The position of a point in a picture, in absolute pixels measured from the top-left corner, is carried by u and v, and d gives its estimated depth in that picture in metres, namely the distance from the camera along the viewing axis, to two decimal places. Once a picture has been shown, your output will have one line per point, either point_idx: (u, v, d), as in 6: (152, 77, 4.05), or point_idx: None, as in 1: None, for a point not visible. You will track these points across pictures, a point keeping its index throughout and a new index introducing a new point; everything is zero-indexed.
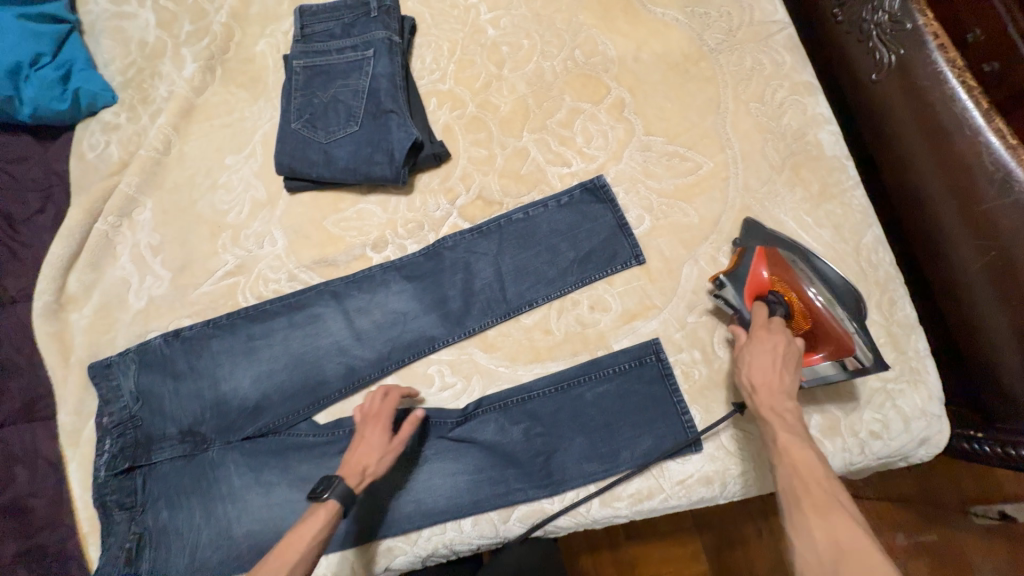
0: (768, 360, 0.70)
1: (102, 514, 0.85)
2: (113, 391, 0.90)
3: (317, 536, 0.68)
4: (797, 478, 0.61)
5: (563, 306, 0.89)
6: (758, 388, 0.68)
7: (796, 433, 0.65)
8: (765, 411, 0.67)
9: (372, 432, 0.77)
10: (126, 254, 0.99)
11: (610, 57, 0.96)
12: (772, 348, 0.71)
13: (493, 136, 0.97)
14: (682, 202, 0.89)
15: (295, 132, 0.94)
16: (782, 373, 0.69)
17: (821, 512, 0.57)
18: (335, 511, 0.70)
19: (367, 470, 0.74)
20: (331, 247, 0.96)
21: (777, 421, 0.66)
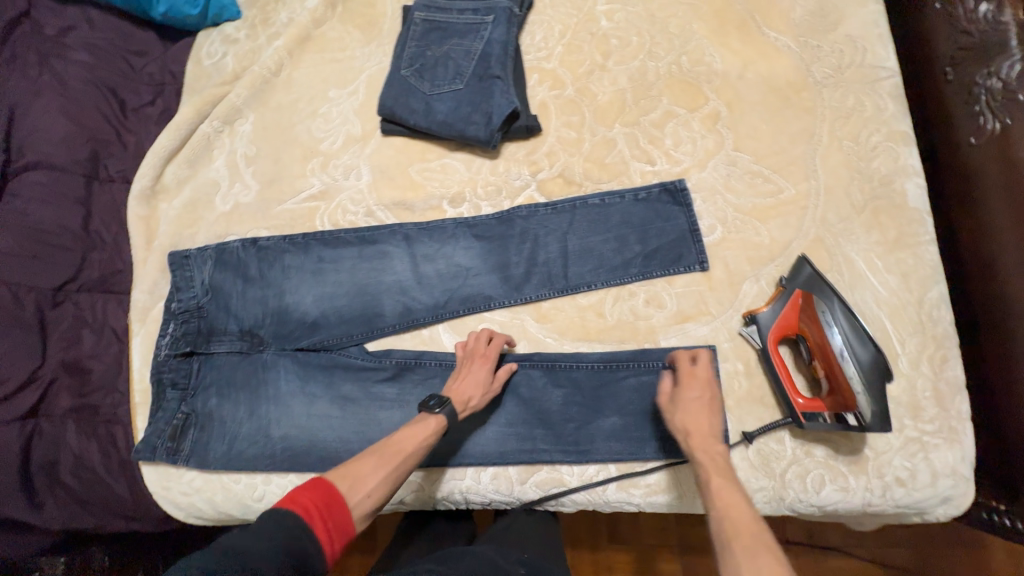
0: (700, 407, 0.73)
1: (157, 388, 0.92)
2: (188, 279, 0.96)
3: (427, 440, 0.74)
4: (727, 520, 0.60)
5: (620, 294, 0.92)
6: (691, 432, 0.71)
7: (726, 474, 0.66)
8: (696, 452, 0.69)
9: (477, 368, 0.84)
10: (222, 159, 1.05)
11: (715, 70, 0.99)
12: (699, 394, 0.74)
13: (585, 122, 1.00)
14: (756, 222, 0.91)
15: (403, 79, 0.99)
16: (709, 414, 0.73)
17: (751, 555, 0.55)
18: (443, 425, 0.76)
19: (472, 402, 0.81)
20: (411, 192, 1.00)
21: (710, 463, 0.67)
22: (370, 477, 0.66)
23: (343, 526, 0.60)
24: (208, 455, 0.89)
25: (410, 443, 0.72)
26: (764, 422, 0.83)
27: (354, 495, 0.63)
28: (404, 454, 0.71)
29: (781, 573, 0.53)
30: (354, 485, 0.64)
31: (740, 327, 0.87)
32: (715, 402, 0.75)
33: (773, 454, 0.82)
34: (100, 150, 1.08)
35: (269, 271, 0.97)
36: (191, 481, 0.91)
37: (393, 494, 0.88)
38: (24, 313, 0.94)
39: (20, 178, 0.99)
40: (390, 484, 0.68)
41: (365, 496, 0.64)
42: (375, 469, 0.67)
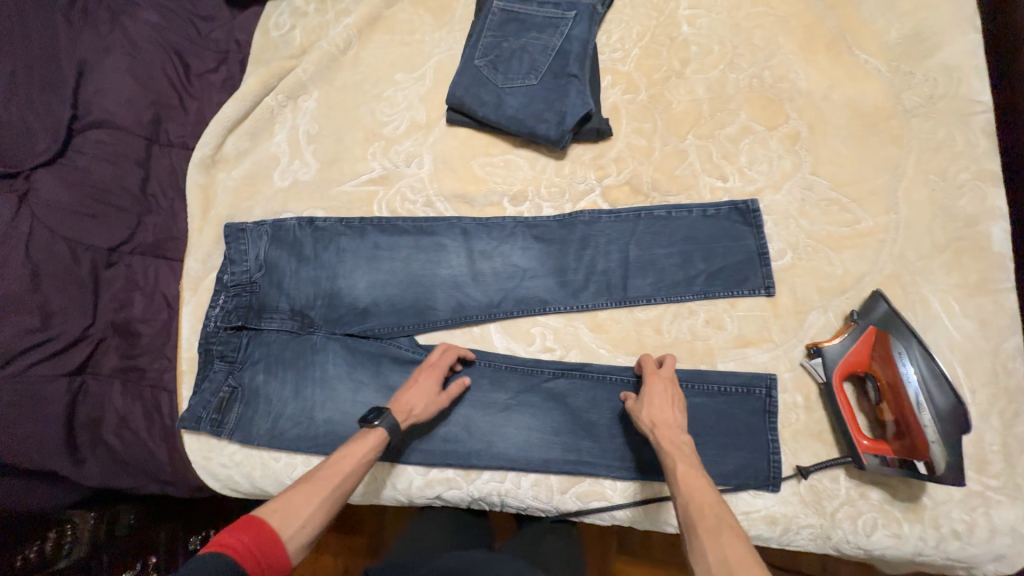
0: (665, 399, 0.74)
1: (205, 359, 0.92)
2: (241, 252, 0.95)
3: (367, 457, 0.71)
4: (693, 505, 0.61)
5: (679, 312, 0.90)
6: (658, 424, 0.72)
7: (691, 462, 0.67)
8: (663, 443, 0.69)
9: (424, 379, 0.81)
10: (283, 134, 1.04)
11: (799, 88, 0.95)
12: (663, 390, 0.76)
13: (657, 130, 0.97)
14: (829, 251, 0.88)
15: (476, 69, 0.96)
16: (675, 406, 0.74)
17: (715, 537, 0.57)
18: (383, 440, 0.73)
19: (414, 411, 0.78)
20: (473, 186, 0.98)
21: (677, 453, 0.68)
22: (304, 505, 0.63)
23: (276, 563, 0.58)
24: (252, 431, 0.89)
25: (347, 463, 0.69)
26: (822, 458, 0.81)
27: (287, 529, 0.60)
28: (344, 474, 0.68)
29: (742, 554, 0.55)
30: (286, 518, 0.61)
31: (803, 358, 0.84)
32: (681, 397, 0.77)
33: (825, 491, 0.80)
34: (162, 114, 1.07)
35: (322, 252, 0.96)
36: (232, 454, 0.91)
37: (433, 487, 0.88)
38: (79, 270, 0.94)
39: (83, 135, 0.99)
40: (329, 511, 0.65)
41: (299, 527, 0.61)
42: (310, 496, 0.64)
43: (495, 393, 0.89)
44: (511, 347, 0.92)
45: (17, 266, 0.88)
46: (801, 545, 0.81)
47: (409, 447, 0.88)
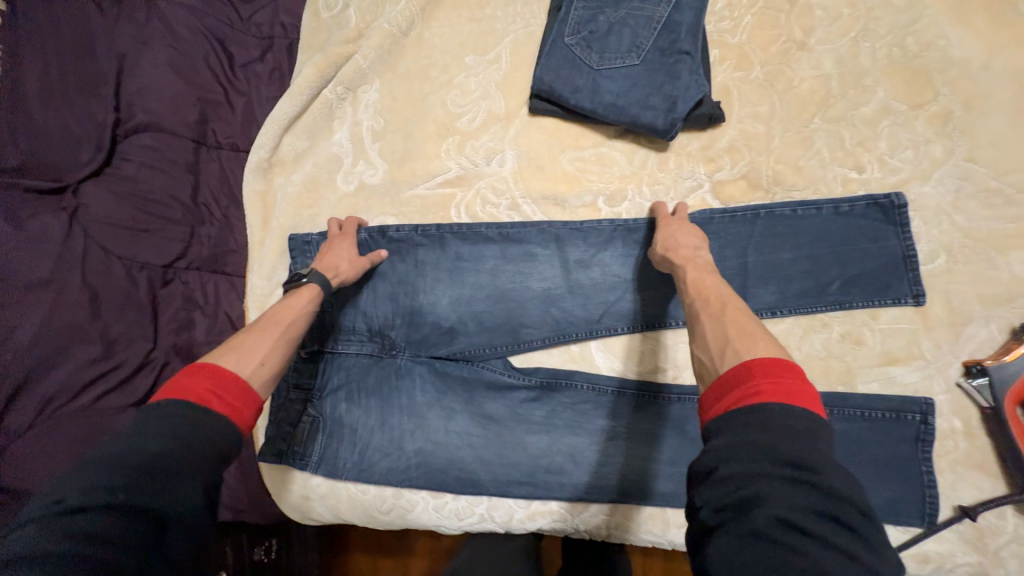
0: (685, 228, 0.74)
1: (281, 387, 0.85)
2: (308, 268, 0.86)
3: (310, 307, 0.73)
4: (700, 299, 0.62)
5: (810, 326, 0.79)
6: (671, 243, 0.72)
7: (707, 270, 0.67)
8: (676, 257, 0.70)
9: (338, 243, 0.82)
10: (344, 131, 0.93)
11: (951, 57, 0.80)
12: (681, 218, 0.75)
13: (777, 113, 0.84)
14: (992, 252, 0.75)
15: (566, 48, 0.84)
16: (695, 233, 0.74)
17: (717, 318, 0.58)
18: (316, 292, 0.74)
19: (341, 268, 0.79)
20: (565, 185, 0.87)
21: (690, 264, 0.68)
22: (255, 349, 0.64)
23: (244, 396, 0.59)
24: (338, 464, 0.83)
25: (290, 312, 0.70)
26: (984, 492, 0.71)
27: (244, 364, 0.61)
28: (290, 321, 0.69)
29: (747, 326, 0.55)
30: (242, 358, 0.62)
31: (960, 378, 0.74)
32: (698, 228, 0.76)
33: (987, 527, 0.71)
34: (208, 112, 0.96)
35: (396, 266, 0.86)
36: (316, 486, 0.85)
37: (535, 520, 0.81)
38: (136, 292, 0.87)
39: (127, 142, 0.90)
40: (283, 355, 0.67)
41: (259, 363, 0.63)
42: (262, 341, 0.65)
43: (602, 421, 0.81)
44: (616, 367, 0.84)
45: (75, 292, 0.81)
46: None
47: (510, 480, 0.81)
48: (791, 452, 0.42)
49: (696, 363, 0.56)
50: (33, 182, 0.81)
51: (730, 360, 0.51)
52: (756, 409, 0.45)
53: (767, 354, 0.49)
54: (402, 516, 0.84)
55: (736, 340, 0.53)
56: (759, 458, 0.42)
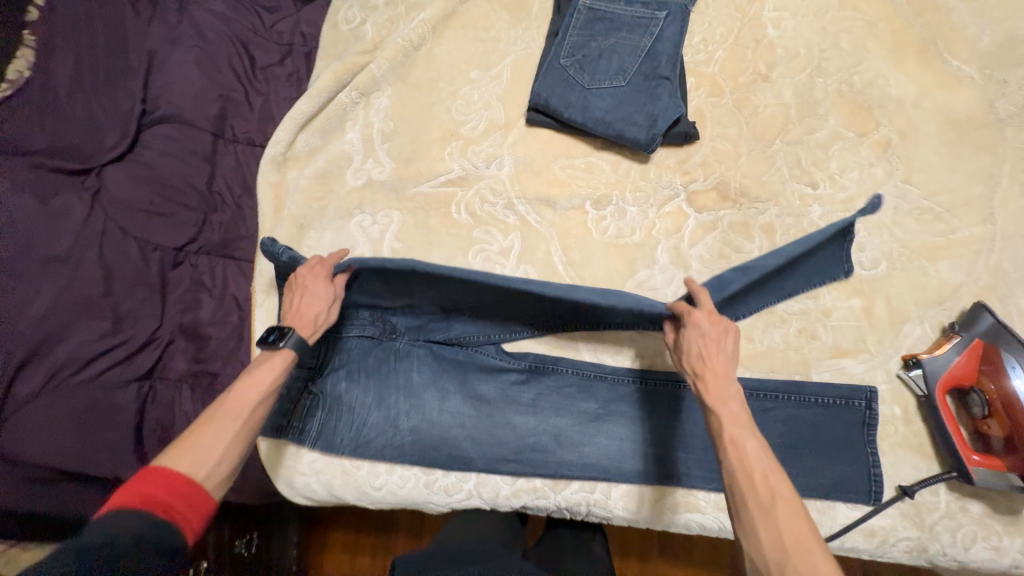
0: (716, 352, 0.70)
1: None
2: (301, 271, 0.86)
3: (276, 383, 0.71)
4: (745, 475, 0.59)
5: (772, 321, 0.88)
6: (705, 375, 0.69)
7: (743, 422, 0.64)
8: (711, 401, 0.67)
9: (311, 288, 0.80)
10: (356, 132, 1.01)
11: (889, 94, 0.93)
12: (712, 334, 0.71)
13: (743, 135, 0.95)
14: (925, 260, 0.87)
15: (562, 69, 0.94)
16: (725, 350, 0.71)
17: (768, 512, 0.56)
18: (291, 358, 0.73)
19: (319, 318, 0.78)
20: (557, 189, 0.96)
21: (728, 415, 0.65)
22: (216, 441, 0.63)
23: (198, 502, 0.58)
24: (335, 441, 0.87)
25: (256, 391, 0.68)
26: (922, 472, 0.80)
27: (202, 466, 0.60)
28: (256, 404, 0.68)
29: (798, 527, 0.55)
30: (199, 460, 0.60)
31: (899, 369, 0.83)
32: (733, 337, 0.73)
33: (924, 504, 0.80)
34: (228, 108, 1.04)
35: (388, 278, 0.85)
36: (311, 462, 0.89)
37: (519, 497, 0.87)
38: (148, 272, 0.92)
39: (151, 131, 0.97)
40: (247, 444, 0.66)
41: (215, 465, 0.61)
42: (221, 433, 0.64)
43: (586, 403, 0.89)
44: (597, 355, 0.91)
45: (89, 269, 0.85)
46: (897, 558, 0.81)
47: (498, 457, 0.86)
48: None
49: (747, 558, 0.56)
50: (59, 163, 0.86)
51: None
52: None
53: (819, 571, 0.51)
54: (393, 492, 0.88)
55: (795, 555, 0.53)
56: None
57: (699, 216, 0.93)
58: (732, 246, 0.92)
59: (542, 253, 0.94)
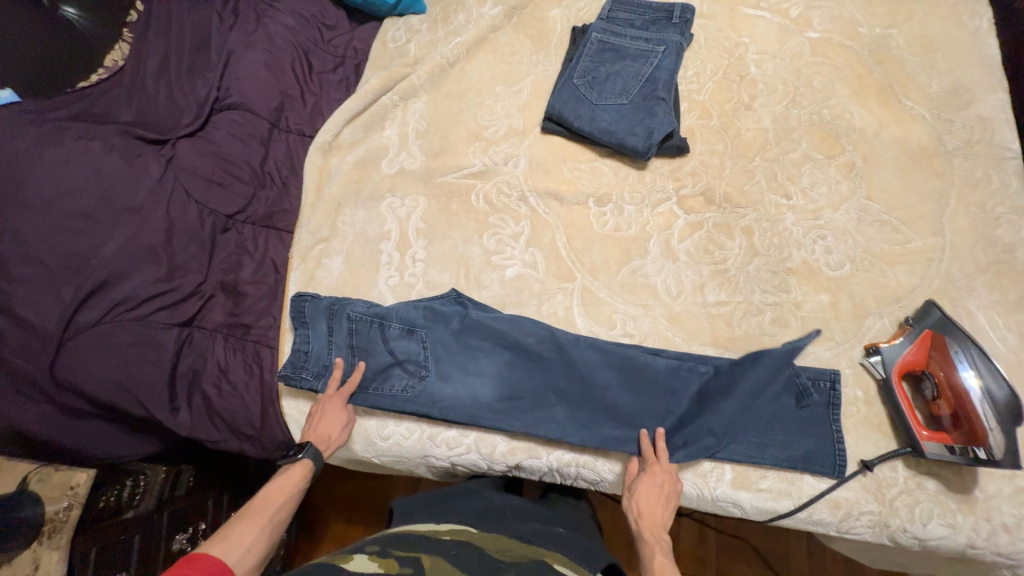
0: (657, 497, 0.85)
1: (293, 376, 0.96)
2: (315, 376, 0.96)
3: (298, 487, 0.84)
4: None
5: (749, 309, 0.99)
6: (643, 515, 0.83)
7: (669, 558, 0.79)
8: (646, 537, 0.81)
9: (329, 411, 0.93)
10: (394, 129, 1.17)
11: (853, 125, 1.09)
12: (658, 484, 0.86)
13: (728, 151, 1.11)
14: (884, 265, 0.99)
15: (574, 87, 1.11)
16: (666, 503, 0.85)
17: None
18: (309, 468, 0.86)
19: (333, 436, 0.92)
20: (565, 186, 1.10)
21: (656, 546, 0.80)
22: (244, 536, 0.74)
23: None
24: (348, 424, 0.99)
25: (282, 493, 0.81)
26: (881, 450, 0.88)
27: (229, 555, 0.70)
28: (276, 509, 0.79)
29: None
30: (227, 548, 0.71)
31: (862, 357, 0.93)
32: (675, 495, 0.87)
33: (884, 480, 0.87)
34: (286, 103, 1.19)
35: (397, 380, 0.96)
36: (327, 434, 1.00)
37: (514, 455, 0.94)
38: (201, 231, 1.04)
39: (220, 114, 1.13)
40: (267, 546, 0.76)
41: (244, 551, 0.72)
42: (249, 527, 0.75)
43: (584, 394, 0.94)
44: (592, 329, 1.00)
45: (154, 222, 0.98)
46: (861, 533, 0.87)
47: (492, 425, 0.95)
48: None
49: None
50: (143, 132, 1.03)
51: None
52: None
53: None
54: (399, 443, 0.96)
55: None
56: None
57: (688, 217, 1.07)
58: (715, 243, 1.04)
59: (548, 240, 1.06)
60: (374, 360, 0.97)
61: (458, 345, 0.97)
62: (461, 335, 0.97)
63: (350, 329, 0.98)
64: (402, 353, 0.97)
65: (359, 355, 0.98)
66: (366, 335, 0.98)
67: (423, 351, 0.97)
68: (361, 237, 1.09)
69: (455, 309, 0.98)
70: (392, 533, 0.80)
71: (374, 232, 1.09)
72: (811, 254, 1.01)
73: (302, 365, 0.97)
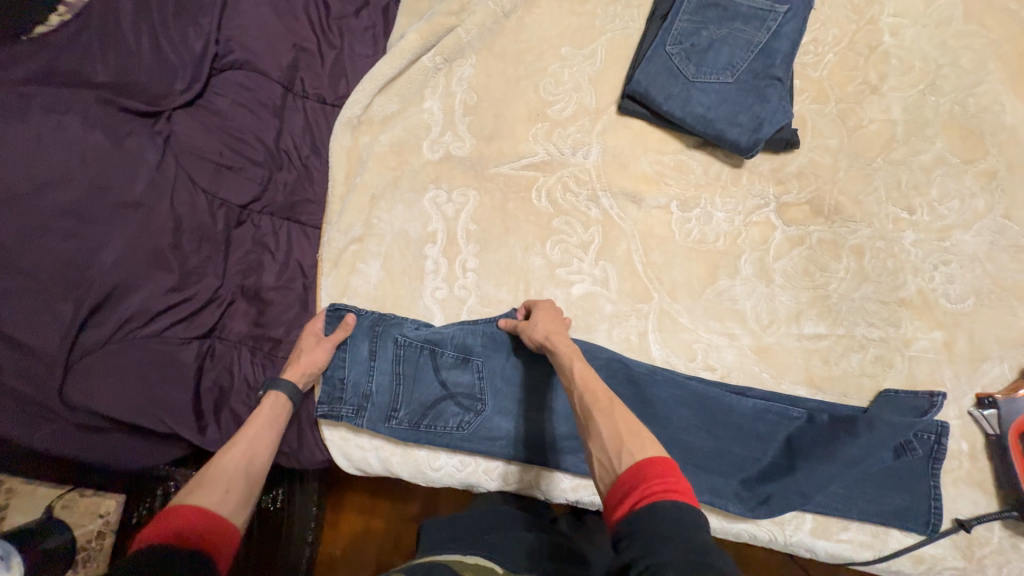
0: (553, 320, 0.79)
1: (332, 407, 0.85)
2: (356, 412, 0.85)
3: (271, 421, 0.76)
4: (589, 394, 0.64)
5: (851, 345, 0.87)
6: (551, 333, 0.76)
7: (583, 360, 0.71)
8: (558, 347, 0.73)
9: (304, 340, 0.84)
10: (436, 101, 0.96)
11: (1003, 121, 0.89)
12: (549, 313, 0.80)
13: (843, 148, 0.91)
14: (1013, 300, 0.85)
15: (667, 57, 0.88)
16: (557, 323, 0.79)
17: (606, 412, 0.60)
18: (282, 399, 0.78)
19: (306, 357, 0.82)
20: (645, 186, 0.92)
21: (572, 355, 0.71)
22: (219, 480, 0.64)
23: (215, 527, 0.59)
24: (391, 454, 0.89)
25: (257, 428, 0.74)
26: (979, 507, 0.81)
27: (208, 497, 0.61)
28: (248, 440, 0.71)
29: (629, 419, 0.59)
30: (204, 492, 0.62)
31: (972, 407, 0.84)
32: (561, 316, 0.82)
33: (976, 538, 0.81)
34: (301, 60, 0.97)
35: (451, 416, 0.86)
36: (368, 462, 0.90)
37: (576, 491, 0.87)
38: (215, 226, 0.87)
39: (222, 76, 0.91)
40: (250, 477, 0.67)
41: (223, 493, 0.63)
42: (225, 470, 0.66)
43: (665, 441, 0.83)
44: (668, 360, 0.88)
45: (161, 218, 0.80)
46: None
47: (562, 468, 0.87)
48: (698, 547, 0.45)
49: (595, 464, 0.57)
50: (130, 103, 0.82)
51: (627, 461, 0.54)
52: (655, 505, 0.49)
53: (654, 452, 0.54)
54: (452, 474, 0.89)
55: (628, 439, 0.56)
56: (664, 548, 0.45)
57: (787, 229, 0.90)
58: (818, 264, 0.89)
59: (622, 251, 0.91)
60: (425, 392, 0.86)
61: (521, 379, 0.87)
62: (524, 367, 0.87)
63: (395, 355, 0.86)
64: (456, 386, 0.87)
65: (405, 385, 0.86)
66: (413, 364, 0.86)
67: (479, 382, 0.87)
68: (401, 238, 0.93)
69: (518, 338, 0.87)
70: (420, 561, 0.63)
71: (416, 233, 0.93)
72: (928, 282, 0.87)
73: (339, 397, 0.86)
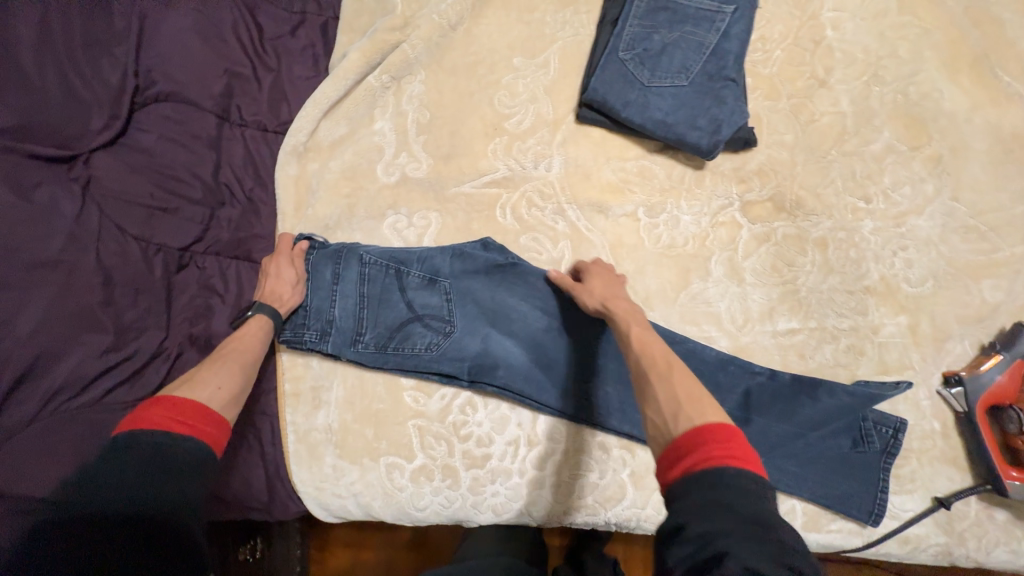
0: (609, 287, 0.78)
1: (293, 330, 0.81)
2: (320, 336, 0.81)
3: (258, 336, 0.75)
4: (647, 358, 0.62)
5: (824, 336, 0.88)
6: (609, 300, 0.74)
7: (643, 325, 0.70)
8: (614, 311, 0.72)
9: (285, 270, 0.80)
10: (387, 121, 0.91)
11: (942, 108, 0.93)
12: (606, 279, 0.79)
13: (798, 142, 0.93)
14: (968, 279, 0.89)
15: (620, 63, 0.87)
16: (614, 292, 0.77)
17: (664, 377, 0.59)
18: (266, 322, 0.76)
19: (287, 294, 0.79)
20: (610, 195, 0.90)
21: (632, 320, 0.70)
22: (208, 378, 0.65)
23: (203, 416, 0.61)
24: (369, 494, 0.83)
25: (245, 343, 0.73)
26: (955, 482, 0.84)
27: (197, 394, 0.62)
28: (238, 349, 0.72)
29: (686, 382, 0.58)
30: (195, 389, 0.63)
31: (940, 386, 0.86)
32: (614, 280, 0.80)
33: (955, 513, 0.83)
34: (235, 86, 0.90)
35: (420, 338, 0.83)
36: (340, 505, 0.83)
37: (569, 515, 0.83)
38: (152, 275, 0.78)
39: (145, 109, 0.83)
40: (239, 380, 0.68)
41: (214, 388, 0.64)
42: (215, 371, 0.67)
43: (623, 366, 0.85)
44: None
45: (86, 275, 0.72)
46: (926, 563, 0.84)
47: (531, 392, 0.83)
48: (765, 522, 0.45)
49: (648, 424, 0.57)
50: (35, 147, 0.72)
51: (683, 424, 0.53)
52: (720, 475, 0.47)
53: (717, 419, 0.53)
54: (438, 512, 0.83)
55: (687, 405, 0.55)
56: (724, 519, 0.44)
57: (753, 227, 0.91)
58: (786, 259, 0.90)
59: None
60: (392, 315, 0.83)
61: (490, 300, 0.85)
62: (495, 288, 0.85)
63: (360, 274, 0.83)
64: (423, 307, 0.84)
65: (370, 307, 0.83)
66: (381, 287, 0.83)
67: (447, 303, 0.84)
68: None
69: (482, 256, 0.85)
70: None
71: None
72: (889, 269, 0.89)
73: (303, 323, 0.82)
